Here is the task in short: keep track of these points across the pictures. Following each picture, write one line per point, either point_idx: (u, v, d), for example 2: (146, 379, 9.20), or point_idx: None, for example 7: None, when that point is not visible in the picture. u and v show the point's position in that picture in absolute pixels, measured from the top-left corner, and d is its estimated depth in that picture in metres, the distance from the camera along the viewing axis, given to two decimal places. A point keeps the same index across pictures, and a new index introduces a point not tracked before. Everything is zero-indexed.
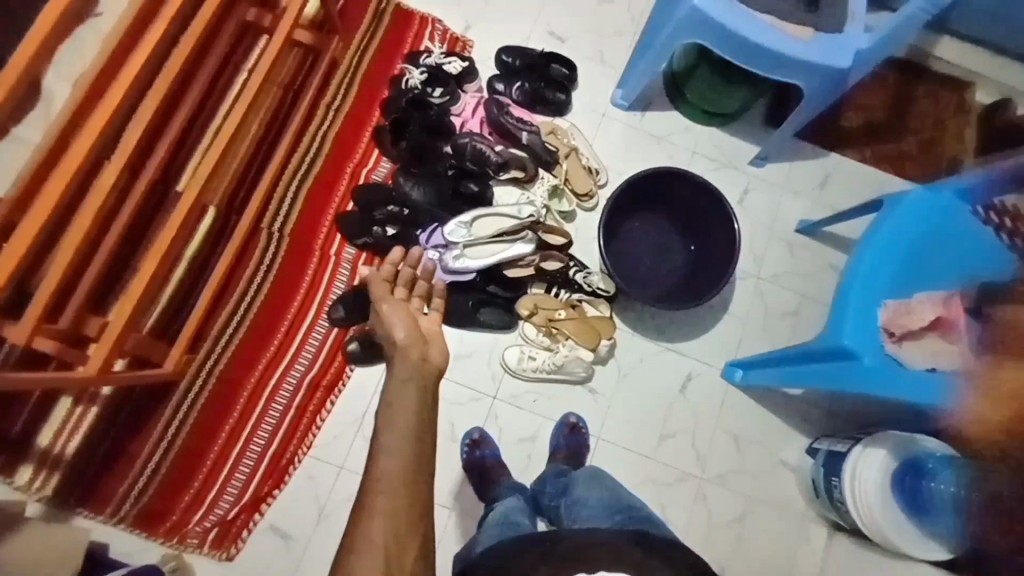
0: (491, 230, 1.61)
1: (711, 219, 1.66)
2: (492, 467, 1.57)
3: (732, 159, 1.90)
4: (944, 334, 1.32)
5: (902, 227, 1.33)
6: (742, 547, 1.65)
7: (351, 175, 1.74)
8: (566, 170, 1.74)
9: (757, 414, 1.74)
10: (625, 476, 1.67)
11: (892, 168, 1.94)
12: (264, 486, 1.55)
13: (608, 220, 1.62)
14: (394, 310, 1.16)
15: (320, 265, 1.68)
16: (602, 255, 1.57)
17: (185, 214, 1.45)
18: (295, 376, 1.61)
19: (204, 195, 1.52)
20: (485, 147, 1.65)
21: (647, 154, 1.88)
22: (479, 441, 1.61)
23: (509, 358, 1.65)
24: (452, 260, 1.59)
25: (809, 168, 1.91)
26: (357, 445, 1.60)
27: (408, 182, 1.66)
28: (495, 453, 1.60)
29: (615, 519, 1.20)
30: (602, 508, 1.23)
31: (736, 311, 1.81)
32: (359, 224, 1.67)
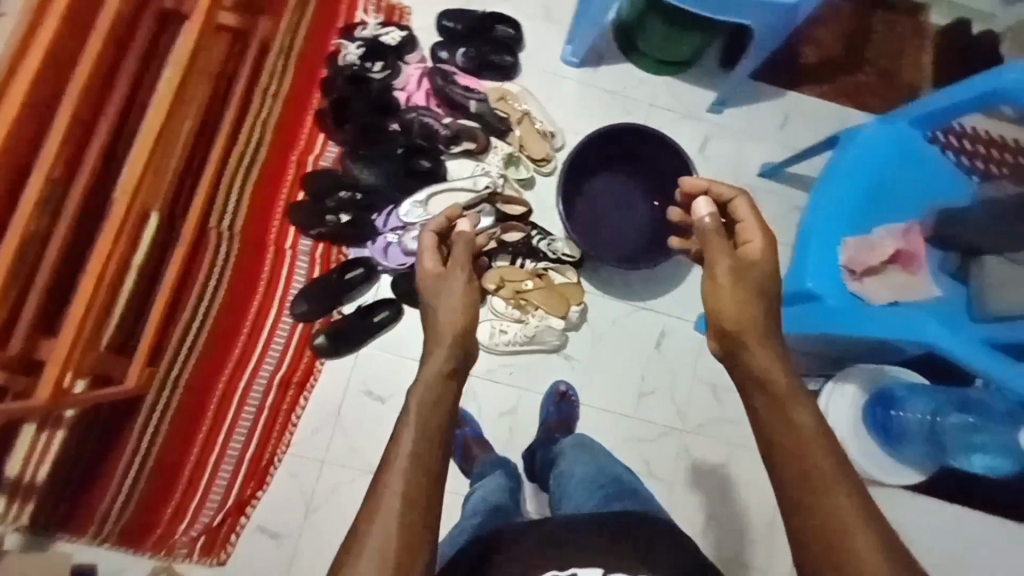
0: (449, 206, 1.56)
1: (672, 173, 1.63)
2: (474, 446, 1.58)
3: (690, 108, 1.85)
4: (904, 267, 1.31)
5: (859, 163, 1.32)
6: (728, 492, 1.68)
7: (297, 163, 1.67)
8: (520, 137, 1.68)
9: None
10: (608, 438, 1.68)
11: (851, 102, 1.91)
12: (246, 489, 1.53)
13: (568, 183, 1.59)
14: (456, 278, 1.14)
15: (277, 260, 1.63)
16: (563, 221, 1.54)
17: (121, 222, 1.38)
18: (264, 376, 1.58)
19: (141, 200, 1.44)
20: (432, 121, 1.59)
21: (603, 111, 1.82)
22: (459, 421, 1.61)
23: (481, 334, 1.63)
24: (412, 242, 1.56)
25: (768, 109, 1.87)
26: (337, 437, 1.58)
27: (358, 166, 1.60)
28: (476, 431, 1.60)
29: (597, 498, 1.18)
30: (584, 487, 1.22)
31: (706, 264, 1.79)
32: (312, 214, 1.61)
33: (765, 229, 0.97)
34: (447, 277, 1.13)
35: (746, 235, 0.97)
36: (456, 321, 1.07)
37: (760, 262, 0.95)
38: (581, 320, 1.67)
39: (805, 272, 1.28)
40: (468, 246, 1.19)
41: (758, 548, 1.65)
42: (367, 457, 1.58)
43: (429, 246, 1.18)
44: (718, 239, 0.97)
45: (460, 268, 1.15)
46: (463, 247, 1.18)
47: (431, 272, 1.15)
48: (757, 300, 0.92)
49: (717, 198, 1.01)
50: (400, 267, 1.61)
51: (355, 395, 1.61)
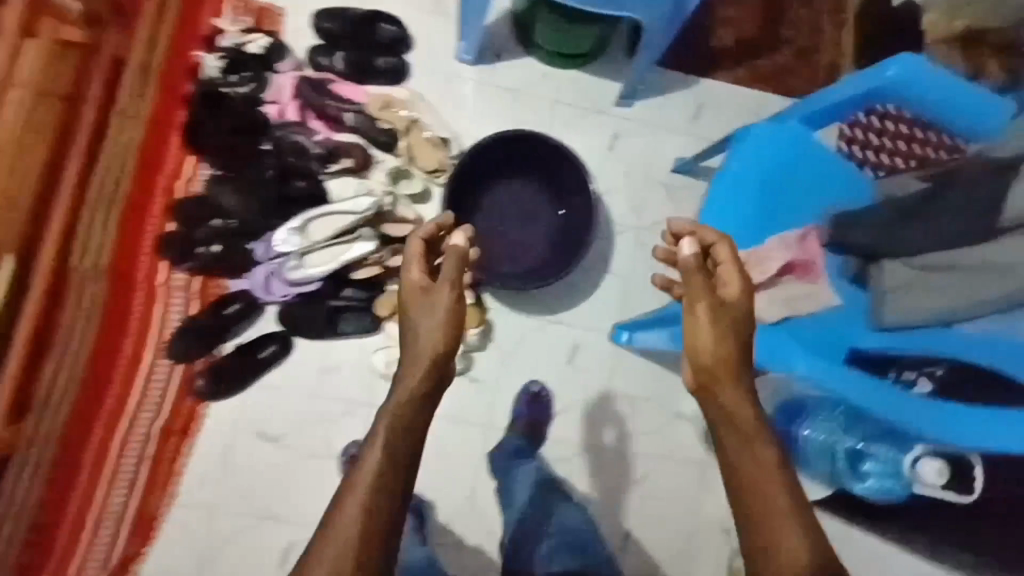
0: (330, 231, 1.43)
1: (570, 178, 1.53)
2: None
3: (597, 102, 1.73)
4: (801, 276, 1.24)
5: (753, 166, 1.25)
6: (648, 507, 1.61)
7: (165, 189, 1.52)
8: (407, 147, 1.54)
9: (650, 373, 1.67)
10: None
11: (768, 86, 1.80)
12: (132, 545, 1.44)
13: (454, 197, 1.48)
14: (443, 296, 0.97)
15: (150, 297, 1.50)
16: None
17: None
18: (144, 424, 1.48)
19: None
20: (302, 138, 1.46)
21: (503, 111, 1.68)
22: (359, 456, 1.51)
23: (378, 362, 1.54)
24: (291, 271, 1.44)
25: (679, 99, 1.76)
26: (229, 481, 1.49)
27: (224, 189, 1.45)
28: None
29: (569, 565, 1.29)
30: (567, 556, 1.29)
31: (620, 269, 1.70)
32: (181, 246, 1.47)
33: (744, 276, 0.91)
34: (436, 295, 0.97)
35: (724, 279, 0.91)
36: (438, 343, 0.93)
37: (738, 306, 0.89)
38: (483, 341, 1.60)
39: None
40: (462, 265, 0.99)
41: (678, 562, 1.60)
42: (263, 500, 1.50)
43: (414, 259, 1.03)
44: (702, 280, 0.89)
45: (449, 286, 0.97)
46: (453, 265, 0.99)
47: (415, 284, 1.01)
48: (735, 345, 0.86)
49: (701, 243, 0.96)
50: (285, 297, 1.49)
51: (247, 435, 1.51)
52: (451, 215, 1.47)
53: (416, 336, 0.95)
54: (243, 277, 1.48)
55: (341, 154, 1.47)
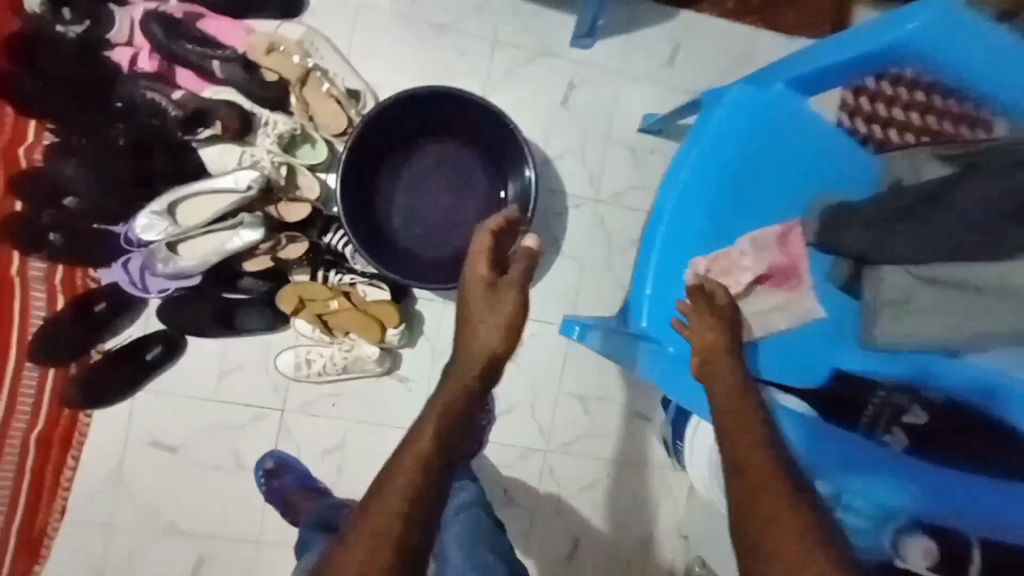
0: (206, 214, 1.18)
1: (505, 146, 1.25)
2: (296, 498, 1.27)
3: (549, 41, 1.40)
4: (774, 286, 1.01)
5: (722, 146, 0.96)
6: (597, 512, 1.48)
7: (5, 158, 1.22)
8: (303, 105, 1.23)
9: (603, 369, 1.48)
10: None
11: (762, 19, 1.45)
12: (19, 564, 1.30)
13: (360, 169, 1.21)
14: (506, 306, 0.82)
15: (3, 291, 1.25)
16: (349, 233, 1.16)
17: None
18: (14, 438, 1.27)
19: None
20: (160, 97, 1.14)
21: (429, 54, 1.35)
22: (276, 470, 1.33)
23: (285, 364, 1.32)
24: (161, 264, 1.18)
25: (650, 38, 1.42)
26: (124, 494, 1.33)
27: (61, 160, 1.14)
28: (300, 478, 1.31)
29: None
30: None
31: (572, 250, 1.45)
32: (27, 231, 1.20)
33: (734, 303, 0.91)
34: (502, 297, 0.82)
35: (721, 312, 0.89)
36: (496, 345, 0.82)
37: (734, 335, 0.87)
38: (408, 340, 1.36)
39: (641, 305, 0.96)
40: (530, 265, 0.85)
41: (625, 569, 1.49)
42: (165, 514, 1.35)
43: (484, 252, 0.83)
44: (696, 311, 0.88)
45: (519, 288, 0.83)
46: (525, 266, 0.84)
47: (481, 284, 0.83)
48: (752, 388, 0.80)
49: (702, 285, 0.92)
50: (164, 293, 1.26)
51: (141, 446, 1.33)
52: (351, 194, 1.19)
53: (474, 337, 0.82)
54: (112, 267, 1.24)
55: (213, 117, 1.16)
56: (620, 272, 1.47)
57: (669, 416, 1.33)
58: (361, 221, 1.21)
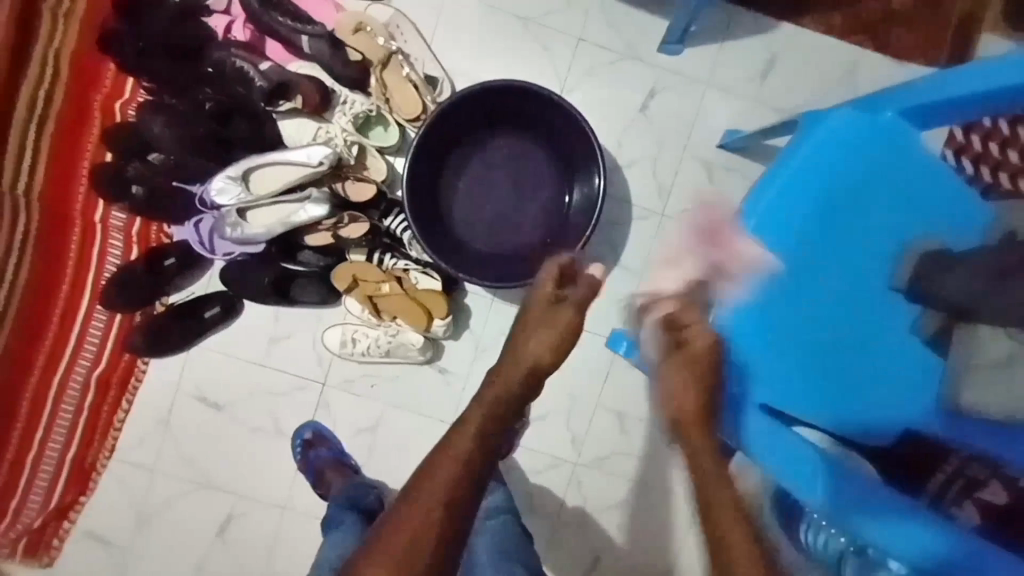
0: (277, 184, 1.20)
1: (576, 148, 1.21)
2: (325, 469, 1.30)
3: (635, 45, 1.35)
4: (853, 333, 0.93)
5: (813, 173, 0.89)
6: (620, 535, 1.43)
7: (102, 111, 1.31)
8: (382, 87, 1.24)
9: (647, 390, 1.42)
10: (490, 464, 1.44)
11: (868, 40, 1.35)
12: (69, 493, 1.39)
13: (429, 157, 1.20)
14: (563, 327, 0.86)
15: (87, 236, 1.34)
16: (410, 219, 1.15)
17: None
18: (80, 374, 1.36)
19: None
20: (247, 65, 1.16)
21: (511, 47, 1.34)
22: (313, 441, 1.35)
23: (332, 340, 1.34)
24: (228, 229, 1.21)
25: (743, 51, 1.36)
26: (169, 443, 1.39)
27: (151, 117, 1.19)
28: (334, 451, 1.33)
29: None
30: None
31: (631, 262, 1.40)
32: (113, 182, 1.26)
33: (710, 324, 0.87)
34: (560, 319, 0.86)
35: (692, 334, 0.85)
36: (545, 359, 0.85)
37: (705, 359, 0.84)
38: (452, 333, 1.35)
39: None
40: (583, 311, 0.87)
41: None
42: (203, 467, 1.40)
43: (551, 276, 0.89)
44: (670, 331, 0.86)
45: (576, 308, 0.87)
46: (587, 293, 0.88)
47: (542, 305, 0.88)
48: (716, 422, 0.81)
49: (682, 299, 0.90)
50: (228, 256, 1.30)
51: (189, 400, 1.38)
52: (416, 178, 1.19)
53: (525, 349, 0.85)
54: (184, 225, 1.28)
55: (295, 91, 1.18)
56: None
57: None
58: (421, 206, 1.20)
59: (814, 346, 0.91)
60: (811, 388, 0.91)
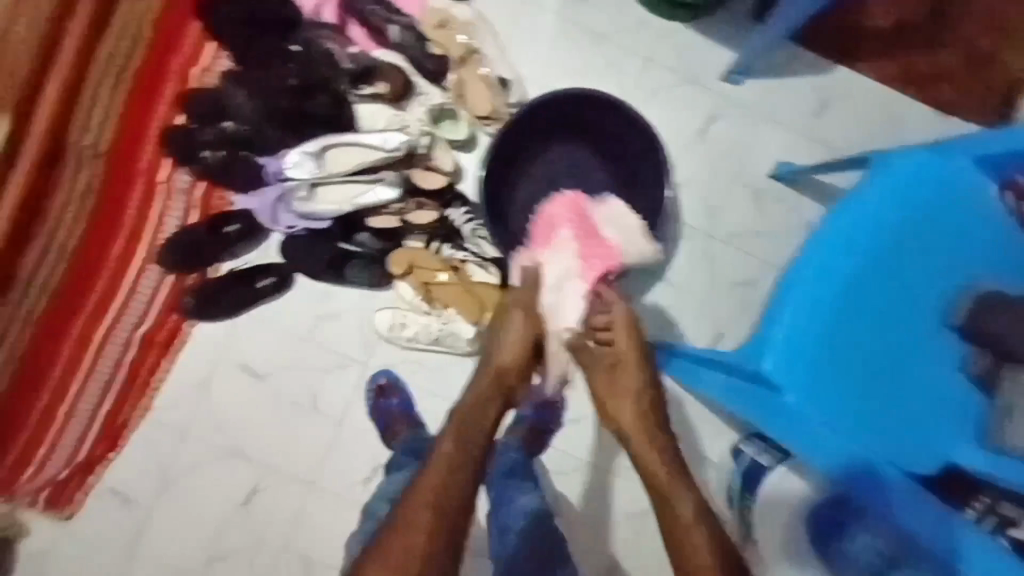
0: (350, 164, 1.23)
1: (646, 165, 1.24)
2: (396, 421, 1.35)
3: (701, 70, 1.39)
4: (909, 364, 0.96)
5: (886, 206, 0.94)
6: (639, 544, 1.45)
7: (178, 75, 1.32)
8: (458, 82, 1.27)
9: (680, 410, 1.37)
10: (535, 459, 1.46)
11: (925, 90, 1.39)
12: (98, 447, 1.39)
13: (502, 155, 1.23)
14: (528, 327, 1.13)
15: (148, 195, 1.35)
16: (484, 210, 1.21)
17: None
18: (124, 330, 1.37)
19: None
20: (336, 47, 1.20)
21: (583, 58, 1.37)
22: (386, 389, 1.38)
23: (380, 322, 1.36)
24: (297, 202, 1.25)
25: (806, 86, 1.40)
26: (205, 407, 1.40)
27: (236, 89, 1.24)
28: (404, 404, 1.37)
29: None
30: None
31: (675, 279, 1.44)
32: (185, 145, 1.29)
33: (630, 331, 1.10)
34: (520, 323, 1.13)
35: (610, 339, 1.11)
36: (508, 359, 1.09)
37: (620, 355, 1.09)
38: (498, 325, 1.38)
39: (767, 345, 0.93)
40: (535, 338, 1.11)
41: None
42: (235, 436, 1.41)
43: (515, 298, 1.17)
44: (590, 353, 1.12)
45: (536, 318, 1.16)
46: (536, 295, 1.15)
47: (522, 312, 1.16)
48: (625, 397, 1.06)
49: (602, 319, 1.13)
50: (289, 230, 1.32)
51: (232, 367, 1.40)
52: (492, 174, 1.23)
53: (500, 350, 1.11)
54: (249, 194, 1.29)
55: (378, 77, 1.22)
56: (718, 311, 1.44)
57: (739, 468, 1.30)
58: (494, 200, 1.24)
59: (875, 372, 0.95)
60: (869, 413, 0.94)
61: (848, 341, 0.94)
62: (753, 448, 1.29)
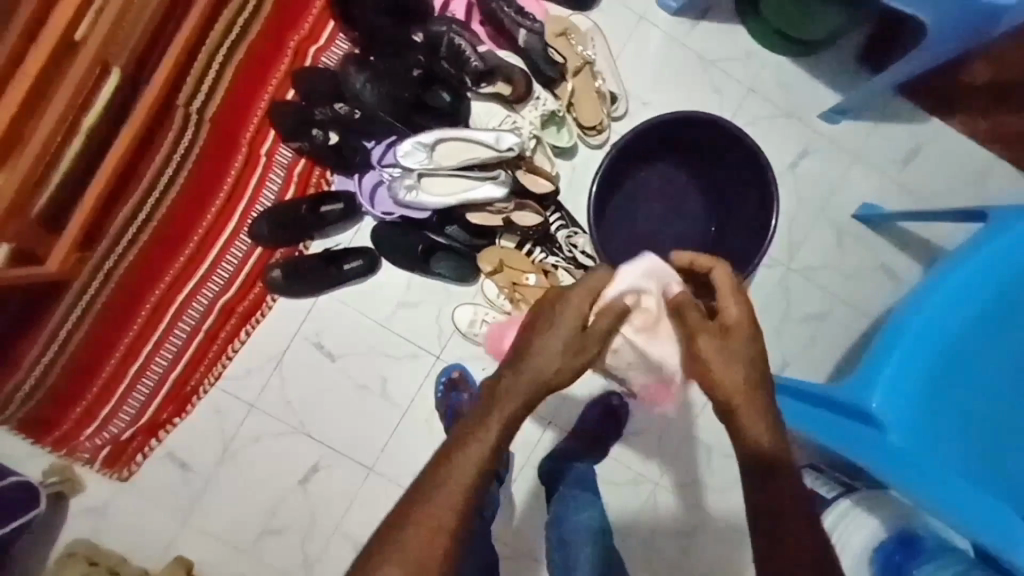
0: (459, 159, 1.26)
1: (744, 194, 1.27)
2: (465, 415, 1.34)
3: (798, 107, 1.44)
4: (1003, 412, 1.01)
5: (1001, 262, 0.98)
6: (685, 562, 1.47)
7: (295, 52, 1.36)
8: (571, 92, 1.31)
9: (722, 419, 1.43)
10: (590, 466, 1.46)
11: (1006, 151, 1.45)
12: (164, 411, 1.38)
13: (611, 168, 1.25)
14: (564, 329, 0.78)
15: (248, 165, 1.36)
16: (590, 220, 1.22)
17: (52, 56, 1.06)
18: (205, 297, 1.36)
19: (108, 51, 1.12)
20: (465, 43, 1.22)
21: (686, 81, 1.41)
22: (457, 382, 1.38)
23: (460, 317, 1.37)
24: (403, 191, 1.25)
25: (894, 134, 1.46)
26: (275, 381, 1.40)
27: (358, 72, 1.26)
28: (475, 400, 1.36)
29: None
30: None
31: (749, 306, 1.47)
32: (293, 120, 1.29)
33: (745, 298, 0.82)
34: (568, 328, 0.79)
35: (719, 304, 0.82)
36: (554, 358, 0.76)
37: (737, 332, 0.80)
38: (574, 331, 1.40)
39: (875, 385, 0.97)
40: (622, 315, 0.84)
41: None
42: (301, 413, 1.41)
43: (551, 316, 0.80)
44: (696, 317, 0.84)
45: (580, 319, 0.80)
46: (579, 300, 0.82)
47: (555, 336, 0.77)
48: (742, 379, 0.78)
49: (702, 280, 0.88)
50: (384, 216, 1.35)
51: (306, 345, 1.40)
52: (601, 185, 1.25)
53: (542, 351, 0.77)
54: (349, 177, 1.35)
55: (500, 77, 1.24)
56: (787, 341, 1.47)
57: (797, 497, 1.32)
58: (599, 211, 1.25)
59: (971, 418, 0.99)
60: (966, 456, 0.98)
61: (949, 387, 0.99)
62: (809, 477, 1.33)
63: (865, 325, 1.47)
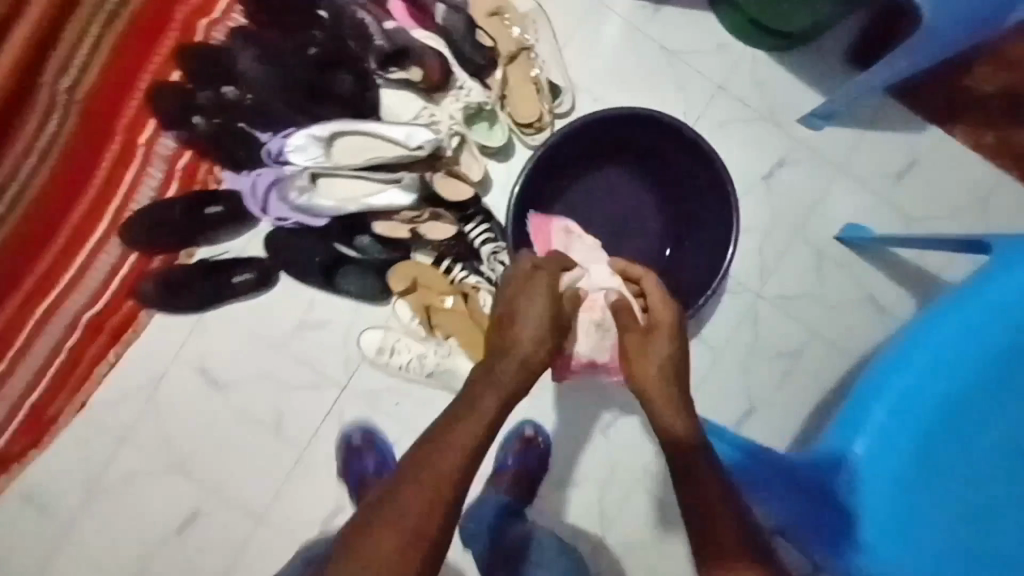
0: (362, 157, 1.05)
1: (704, 206, 1.07)
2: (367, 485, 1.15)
3: (775, 110, 1.23)
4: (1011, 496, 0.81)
5: (1001, 312, 0.78)
6: None
7: (183, 24, 1.16)
8: (505, 81, 1.10)
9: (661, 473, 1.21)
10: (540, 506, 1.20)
11: (1014, 169, 1.24)
12: (16, 442, 1.18)
13: (541, 173, 1.05)
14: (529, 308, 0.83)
15: (122, 157, 1.15)
16: (510, 234, 1.01)
17: None
18: (67, 311, 1.16)
19: None
20: (369, 18, 1.03)
21: (645, 75, 1.21)
22: (361, 445, 1.18)
23: (367, 343, 1.16)
24: (294, 192, 1.05)
25: (888, 145, 1.24)
26: (151, 411, 1.19)
27: (247, 50, 1.06)
28: (379, 465, 1.16)
29: None
30: None
31: (712, 340, 1.26)
32: (174, 105, 1.10)
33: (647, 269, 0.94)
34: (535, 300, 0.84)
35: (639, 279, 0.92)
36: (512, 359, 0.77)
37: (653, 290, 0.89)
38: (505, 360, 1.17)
39: (839, 464, 0.79)
40: (573, 307, 0.92)
41: None
42: (181, 448, 1.20)
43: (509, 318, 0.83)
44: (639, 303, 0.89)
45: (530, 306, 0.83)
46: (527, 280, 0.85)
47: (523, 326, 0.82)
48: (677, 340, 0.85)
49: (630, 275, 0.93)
50: (279, 221, 1.12)
51: (188, 370, 1.19)
52: (527, 196, 1.04)
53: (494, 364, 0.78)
54: (239, 174, 1.12)
55: (411, 60, 1.03)
56: (755, 383, 1.26)
57: None
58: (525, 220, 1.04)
59: (966, 501, 0.80)
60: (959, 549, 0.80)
61: (929, 476, 0.80)
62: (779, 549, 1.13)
63: (846, 367, 1.26)
